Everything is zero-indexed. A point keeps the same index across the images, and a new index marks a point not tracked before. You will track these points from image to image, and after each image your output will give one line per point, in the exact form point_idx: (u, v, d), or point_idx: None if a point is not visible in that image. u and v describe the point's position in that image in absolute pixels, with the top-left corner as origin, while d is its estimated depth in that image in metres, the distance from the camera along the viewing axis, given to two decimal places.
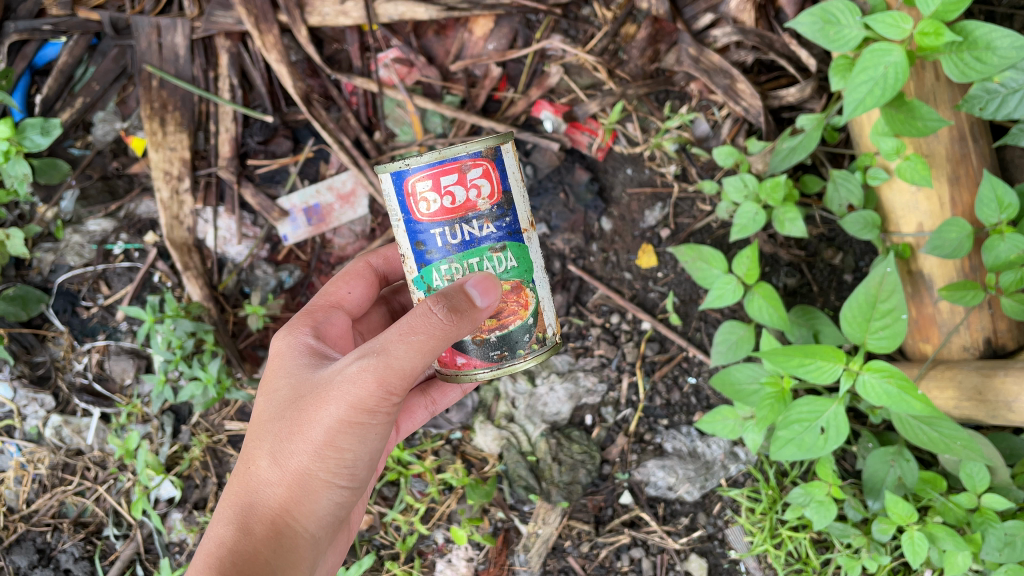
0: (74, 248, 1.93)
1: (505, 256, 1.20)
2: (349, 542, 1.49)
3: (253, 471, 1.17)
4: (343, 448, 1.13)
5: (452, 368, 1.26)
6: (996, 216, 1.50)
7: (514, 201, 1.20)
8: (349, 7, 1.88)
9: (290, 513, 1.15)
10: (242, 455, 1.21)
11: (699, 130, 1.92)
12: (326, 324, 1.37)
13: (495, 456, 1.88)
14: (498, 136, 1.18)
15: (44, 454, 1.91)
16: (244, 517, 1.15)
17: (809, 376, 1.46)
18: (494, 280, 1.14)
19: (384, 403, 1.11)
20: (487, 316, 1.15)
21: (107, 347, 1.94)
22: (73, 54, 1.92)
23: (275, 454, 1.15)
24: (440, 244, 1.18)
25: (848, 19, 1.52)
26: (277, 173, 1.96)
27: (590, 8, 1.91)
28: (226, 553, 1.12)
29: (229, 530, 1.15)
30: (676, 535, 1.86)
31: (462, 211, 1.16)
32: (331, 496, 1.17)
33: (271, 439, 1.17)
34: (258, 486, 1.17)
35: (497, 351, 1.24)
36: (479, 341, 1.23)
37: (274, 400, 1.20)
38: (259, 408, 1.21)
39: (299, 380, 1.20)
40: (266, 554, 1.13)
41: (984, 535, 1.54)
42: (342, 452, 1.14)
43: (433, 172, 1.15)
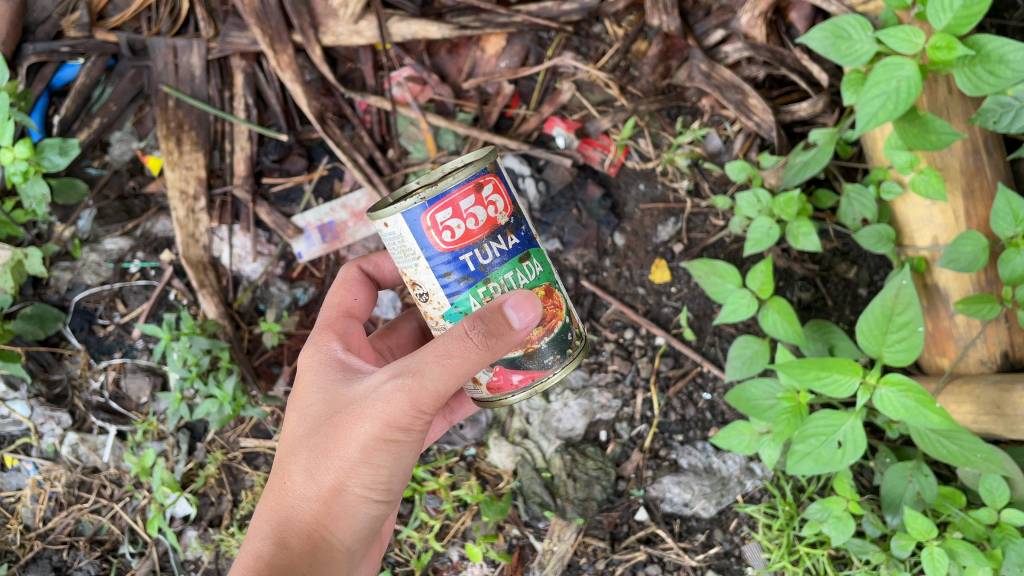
0: (91, 267, 1.95)
1: (532, 264, 1.23)
2: (380, 547, 1.52)
3: (288, 485, 1.19)
4: (379, 464, 1.16)
5: (507, 388, 1.25)
6: (1012, 229, 1.49)
7: (522, 210, 1.23)
8: (362, 26, 1.89)
9: (326, 526, 1.17)
10: (275, 469, 1.23)
11: (711, 146, 1.93)
12: (349, 332, 1.37)
13: (510, 472, 1.87)
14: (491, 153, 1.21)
15: (61, 471, 1.92)
16: (280, 530, 1.17)
17: (825, 390, 1.45)
18: (532, 299, 1.11)
19: (417, 421, 1.14)
20: (523, 337, 1.12)
21: (124, 365, 1.95)
22: (91, 75, 1.94)
23: (311, 469, 1.17)
24: (473, 268, 1.17)
25: (860, 35, 1.53)
26: (292, 191, 1.97)
27: (601, 25, 1.93)
28: (264, 566, 1.13)
29: (266, 544, 1.16)
30: (693, 552, 1.85)
31: (486, 229, 1.17)
32: (367, 509, 1.20)
33: (307, 454, 1.19)
34: (293, 500, 1.18)
35: (550, 356, 1.26)
36: (531, 353, 1.23)
37: (308, 416, 1.22)
38: (293, 423, 1.23)
39: (329, 395, 1.21)
40: (303, 567, 1.14)
41: (1005, 550, 1.52)
42: (377, 467, 1.16)
43: (451, 198, 1.14)
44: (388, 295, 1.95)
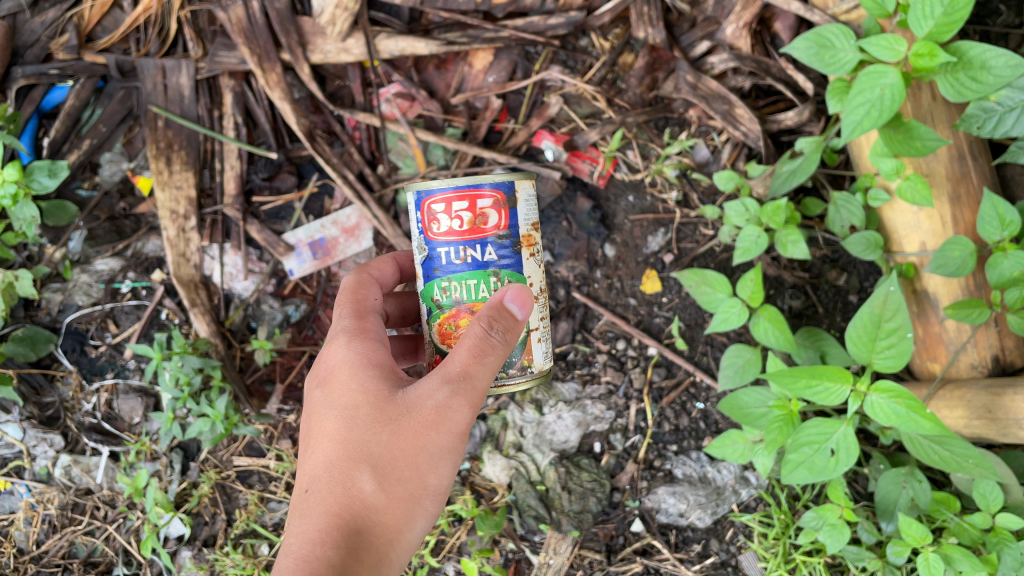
0: (82, 288, 1.94)
1: None
2: None
3: (352, 491, 1.14)
4: (440, 474, 1.17)
5: None
6: (999, 233, 1.50)
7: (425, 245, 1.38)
8: (350, 44, 1.90)
9: (389, 542, 1.15)
10: (321, 478, 1.16)
11: (699, 156, 1.95)
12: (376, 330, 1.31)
13: (504, 486, 1.86)
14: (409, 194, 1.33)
15: (54, 494, 1.91)
16: (351, 542, 1.11)
17: (817, 398, 1.45)
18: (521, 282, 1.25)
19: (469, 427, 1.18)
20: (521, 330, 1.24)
21: (116, 386, 1.94)
22: (80, 97, 1.95)
23: (375, 478, 1.14)
24: None
25: (843, 44, 1.54)
26: (282, 209, 1.98)
27: (588, 39, 1.94)
28: None
29: (338, 554, 1.09)
30: (689, 562, 1.85)
31: None
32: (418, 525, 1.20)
33: (376, 461, 1.14)
34: (357, 514, 1.13)
35: None
36: None
37: (354, 418, 1.17)
38: (339, 427, 1.18)
39: (382, 397, 1.17)
40: None
41: (1000, 555, 1.52)
42: (439, 478, 1.17)
43: None
44: None
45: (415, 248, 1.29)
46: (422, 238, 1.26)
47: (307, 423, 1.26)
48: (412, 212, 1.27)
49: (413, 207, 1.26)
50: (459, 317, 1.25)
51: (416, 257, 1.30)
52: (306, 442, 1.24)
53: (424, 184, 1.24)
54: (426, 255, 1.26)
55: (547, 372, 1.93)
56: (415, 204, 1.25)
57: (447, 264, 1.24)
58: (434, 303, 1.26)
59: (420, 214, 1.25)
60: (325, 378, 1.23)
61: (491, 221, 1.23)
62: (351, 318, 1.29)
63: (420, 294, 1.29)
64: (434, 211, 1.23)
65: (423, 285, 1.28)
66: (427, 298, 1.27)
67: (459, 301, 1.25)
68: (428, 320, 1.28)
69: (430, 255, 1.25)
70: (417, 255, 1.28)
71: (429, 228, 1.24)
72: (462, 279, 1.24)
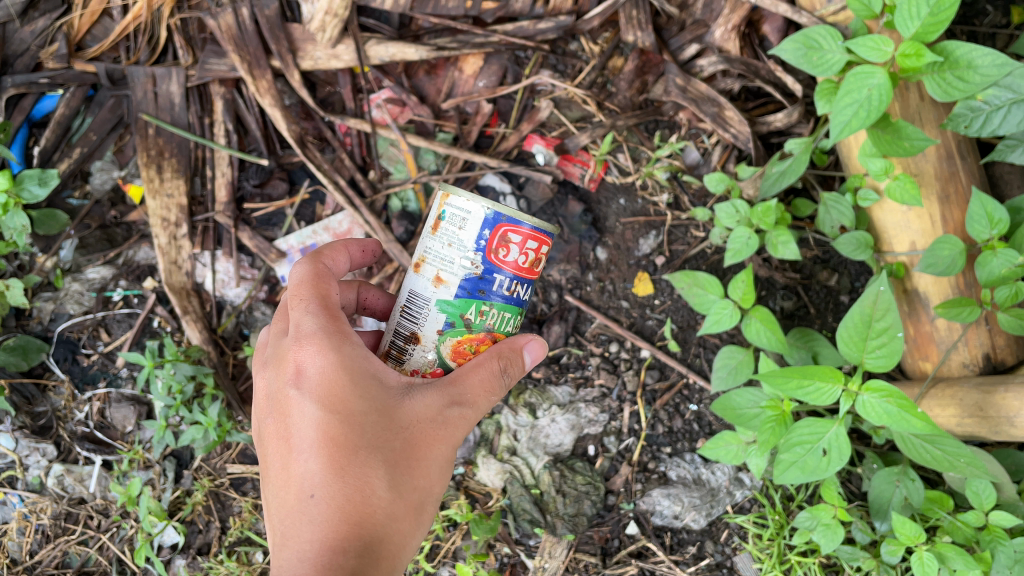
0: (73, 297, 1.94)
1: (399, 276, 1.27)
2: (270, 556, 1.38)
3: (367, 499, 1.12)
4: (438, 482, 1.21)
5: None
6: (988, 232, 1.51)
7: (423, 241, 1.21)
8: (340, 50, 1.90)
9: (398, 548, 1.16)
10: (326, 488, 1.12)
11: (689, 158, 1.95)
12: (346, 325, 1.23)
13: (499, 490, 1.86)
14: (454, 188, 1.17)
15: (46, 504, 1.90)
16: (370, 553, 1.11)
17: (808, 398, 1.46)
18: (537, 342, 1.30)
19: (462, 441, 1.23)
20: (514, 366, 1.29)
21: (108, 395, 1.94)
22: (70, 105, 1.95)
23: (390, 488, 1.14)
24: None
25: (831, 44, 1.55)
26: (273, 216, 1.97)
27: (577, 43, 1.96)
28: None
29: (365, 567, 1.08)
30: (684, 564, 1.85)
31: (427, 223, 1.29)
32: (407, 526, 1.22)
33: (388, 470, 1.14)
34: (373, 524, 1.12)
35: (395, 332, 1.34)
36: None
37: (362, 429, 1.13)
38: (344, 436, 1.13)
39: (388, 406, 1.15)
40: None
41: (994, 553, 1.52)
42: (436, 486, 1.20)
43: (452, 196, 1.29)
44: (372, 320, 1.93)
45: (457, 258, 1.17)
46: (479, 257, 1.17)
47: (282, 425, 1.18)
48: (475, 227, 1.16)
49: (479, 223, 1.16)
50: (482, 343, 1.21)
51: (447, 264, 1.18)
52: (285, 445, 1.17)
53: (506, 210, 1.16)
54: (475, 275, 1.18)
55: (540, 376, 1.93)
56: (487, 221, 1.16)
57: (498, 293, 1.19)
58: (460, 322, 1.19)
59: (488, 235, 1.16)
60: (311, 382, 1.16)
61: (539, 265, 1.23)
62: (325, 316, 1.19)
63: (439, 302, 1.19)
64: (507, 241, 1.17)
65: (452, 297, 1.18)
66: (456, 314, 1.19)
67: (489, 327, 1.21)
68: (446, 333, 1.20)
69: (481, 276, 1.18)
70: (459, 265, 1.17)
71: (495, 254, 1.17)
72: (502, 309, 1.21)
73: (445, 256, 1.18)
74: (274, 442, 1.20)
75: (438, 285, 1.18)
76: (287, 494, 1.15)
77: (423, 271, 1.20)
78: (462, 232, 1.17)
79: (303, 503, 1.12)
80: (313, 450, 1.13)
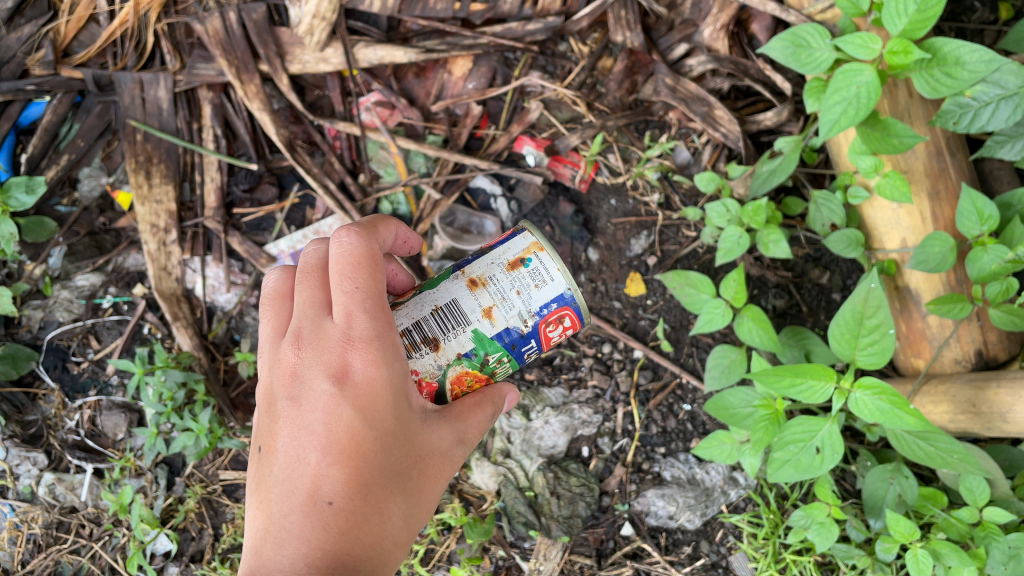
0: (63, 304, 1.93)
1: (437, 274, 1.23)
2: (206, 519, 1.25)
3: (380, 525, 1.07)
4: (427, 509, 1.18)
5: None
6: (978, 228, 1.51)
7: (491, 268, 1.21)
8: (329, 53, 1.90)
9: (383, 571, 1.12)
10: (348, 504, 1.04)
11: (680, 158, 1.95)
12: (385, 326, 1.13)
13: (493, 493, 1.85)
14: (553, 251, 1.21)
15: (37, 513, 1.88)
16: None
17: (801, 397, 1.45)
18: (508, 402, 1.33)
19: None
20: None
21: (99, 403, 1.93)
22: (58, 112, 1.94)
23: (400, 515, 1.09)
24: None
25: (819, 44, 1.55)
26: (264, 220, 1.96)
27: (566, 44, 1.96)
28: None
29: None
30: (679, 565, 1.85)
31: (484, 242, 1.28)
32: None
33: (402, 496, 1.09)
34: (379, 550, 1.07)
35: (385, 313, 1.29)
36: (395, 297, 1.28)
37: (390, 450, 1.07)
38: (375, 454, 1.06)
39: (411, 430, 1.10)
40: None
41: (988, 549, 1.52)
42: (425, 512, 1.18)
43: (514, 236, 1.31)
44: None
45: (517, 307, 1.19)
46: (534, 319, 1.20)
47: (304, 419, 1.07)
48: (547, 296, 1.20)
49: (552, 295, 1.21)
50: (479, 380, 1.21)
51: (503, 307, 1.18)
52: (303, 441, 1.07)
53: (578, 299, 1.23)
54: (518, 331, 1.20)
55: (533, 378, 1.92)
56: (559, 297, 1.21)
57: (521, 355, 1.22)
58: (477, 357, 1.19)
59: (552, 308, 1.21)
60: (354, 388, 1.06)
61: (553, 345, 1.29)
62: (379, 315, 1.08)
63: (478, 332, 1.18)
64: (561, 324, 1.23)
65: (491, 334, 1.18)
66: (484, 347, 1.18)
67: (492, 374, 1.22)
68: (463, 360, 1.18)
69: (523, 334, 1.20)
70: (514, 314, 1.19)
71: (545, 328, 1.22)
72: (511, 365, 1.23)
73: (507, 300, 1.19)
74: (285, 430, 1.09)
75: (483, 317, 1.18)
76: (292, 496, 1.05)
77: (479, 295, 1.19)
78: (535, 292, 1.20)
79: (315, 514, 1.04)
80: (339, 459, 1.05)
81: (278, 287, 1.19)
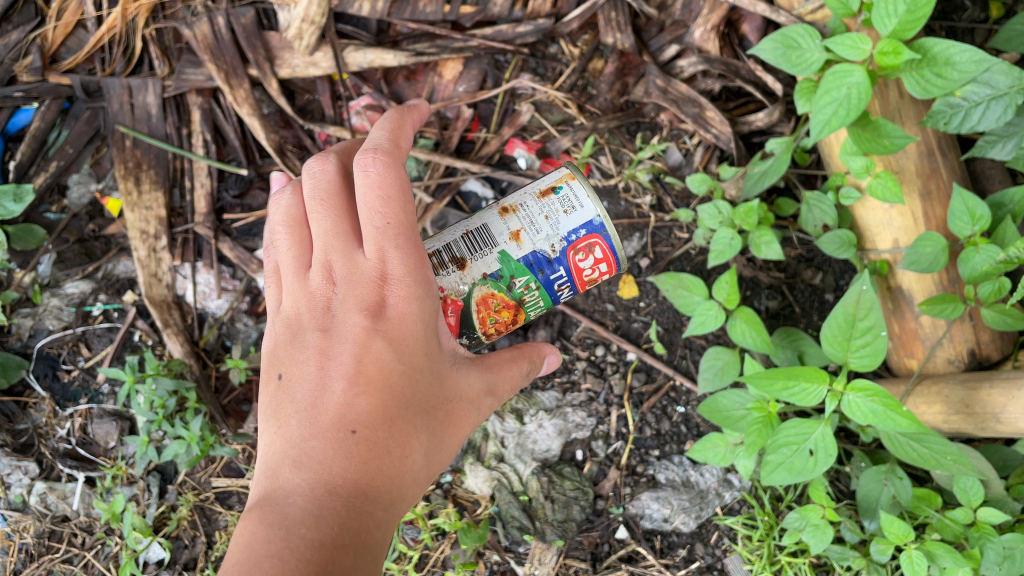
0: (52, 312, 1.92)
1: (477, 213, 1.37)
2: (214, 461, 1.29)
3: (403, 459, 1.13)
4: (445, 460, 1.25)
5: None
6: (970, 228, 1.51)
7: (525, 198, 1.34)
8: (318, 57, 1.89)
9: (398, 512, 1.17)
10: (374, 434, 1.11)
11: (672, 159, 1.94)
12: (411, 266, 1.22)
13: (487, 497, 1.85)
14: (586, 184, 1.33)
15: (29, 522, 1.86)
16: (388, 511, 1.11)
17: (794, 399, 1.45)
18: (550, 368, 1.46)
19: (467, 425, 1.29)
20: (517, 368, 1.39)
21: (90, 411, 1.92)
22: (46, 119, 1.93)
23: (423, 455, 1.16)
24: None
25: (809, 44, 1.54)
26: (253, 226, 1.94)
27: (557, 45, 1.95)
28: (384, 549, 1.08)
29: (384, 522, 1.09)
30: (674, 568, 1.84)
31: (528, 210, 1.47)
32: None
33: (426, 434, 1.16)
34: (400, 483, 1.13)
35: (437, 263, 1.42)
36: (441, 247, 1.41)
37: (415, 386, 1.15)
38: (401, 386, 1.14)
39: (439, 371, 1.19)
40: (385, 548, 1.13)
41: (983, 550, 1.52)
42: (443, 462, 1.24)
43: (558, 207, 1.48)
44: None
45: (545, 231, 1.31)
46: (561, 244, 1.32)
47: (335, 349, 1.16)
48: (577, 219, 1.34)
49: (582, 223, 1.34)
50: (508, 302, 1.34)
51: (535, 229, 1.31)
52: (333, 370, 1.15)
53: (607, 228, 1.34)
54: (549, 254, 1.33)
55: (527, 381, 1.92)
56: (587, 223, 1.33)
57: (550, 281, 1.33)
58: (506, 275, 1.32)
59: (581, 234, 1.32)
60: (387, 322, 1.16)
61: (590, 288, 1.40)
62: (411, 252, 1.18)
63: (505, 252, 1.30)
64: (589, 252, 1.34)
65: (518, 254, 1.30)
66: (513, 271, 1.31)
67: (522, 300, 1.33)
68: (489, 279, 1.30)
69: (551, 257, 1.32)
70: (542, 236, 1.31)
71: (573, 255, 1.33)
72: (540, 294, 1.34)
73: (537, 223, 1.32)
74: (315, 359, 1.16)
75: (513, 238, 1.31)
76: (317, 423, 1.12)
77: (509, 220, 1.32)
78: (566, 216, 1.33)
79: (339, 443, 1.10)
80: (366, 390, 1.13)
81: (293, 217, 1.25)
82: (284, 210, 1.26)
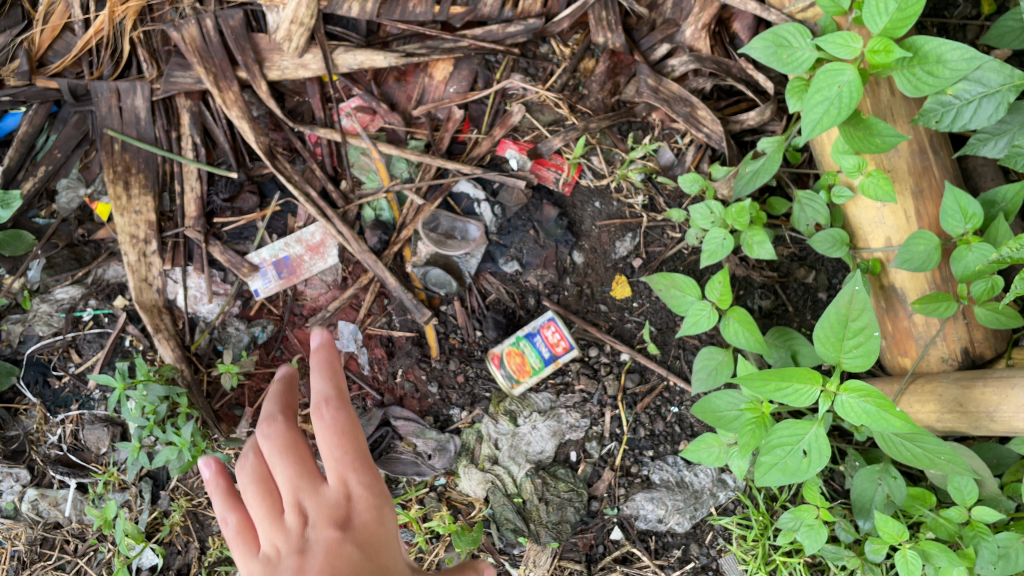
0: (42, 318, 1.90)
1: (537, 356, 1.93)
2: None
3: None
4: None
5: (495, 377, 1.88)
6: (962, 227, 1.50)
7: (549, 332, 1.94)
8: (308, 59, 1.87)
9: None
10: None
11: (663, 159, 1.94)
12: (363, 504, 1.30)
13: (481, 500, 1.86)
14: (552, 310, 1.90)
15: (21, 530, 1.89)
16: None
17: (787, 400, 1.44)
18: None
19: None
20: None
21: (81, 416, 1.90)
22: (34, 123, 1.91)
23: None
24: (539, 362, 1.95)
25: (799, 43, 1.53)
26: (245, 229, 1.95)
27: (548, 45, 1.94)
28: None
29: None
30: (669, 568, 1.88)
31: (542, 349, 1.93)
32: None
33: None
34: None
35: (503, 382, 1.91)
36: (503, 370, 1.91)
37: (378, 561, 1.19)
38: (362, 559, 1.17)
39: (397, 557, 1.24)
40: None
41: (978, 548, 1.52)
42: None
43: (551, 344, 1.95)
44: (348, 328, 1.91)
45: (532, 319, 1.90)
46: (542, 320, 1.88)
47: (305, 561, 1.16)
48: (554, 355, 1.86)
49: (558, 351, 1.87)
50: (525, 366, 1.85)
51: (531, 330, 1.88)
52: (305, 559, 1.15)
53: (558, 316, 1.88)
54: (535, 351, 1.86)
55: None
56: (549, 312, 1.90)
57: (535, 340, 1.85)
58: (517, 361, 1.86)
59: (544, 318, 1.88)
60: (354, 531, 1.22)
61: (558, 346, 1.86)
62: (369, 474, 1.27)
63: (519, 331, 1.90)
64: (552, 326, 1.87)
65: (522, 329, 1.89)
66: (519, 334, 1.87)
67: (522, 350, 1.86)
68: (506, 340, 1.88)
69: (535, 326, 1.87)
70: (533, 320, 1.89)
71: (543, 329, 1.86)
72: (531, 345, 1.86)
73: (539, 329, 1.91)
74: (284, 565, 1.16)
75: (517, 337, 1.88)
76: None
77: None
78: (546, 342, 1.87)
79: None
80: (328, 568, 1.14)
81: (258, 475, 1.27)
82: (247, 473, 1.27)
